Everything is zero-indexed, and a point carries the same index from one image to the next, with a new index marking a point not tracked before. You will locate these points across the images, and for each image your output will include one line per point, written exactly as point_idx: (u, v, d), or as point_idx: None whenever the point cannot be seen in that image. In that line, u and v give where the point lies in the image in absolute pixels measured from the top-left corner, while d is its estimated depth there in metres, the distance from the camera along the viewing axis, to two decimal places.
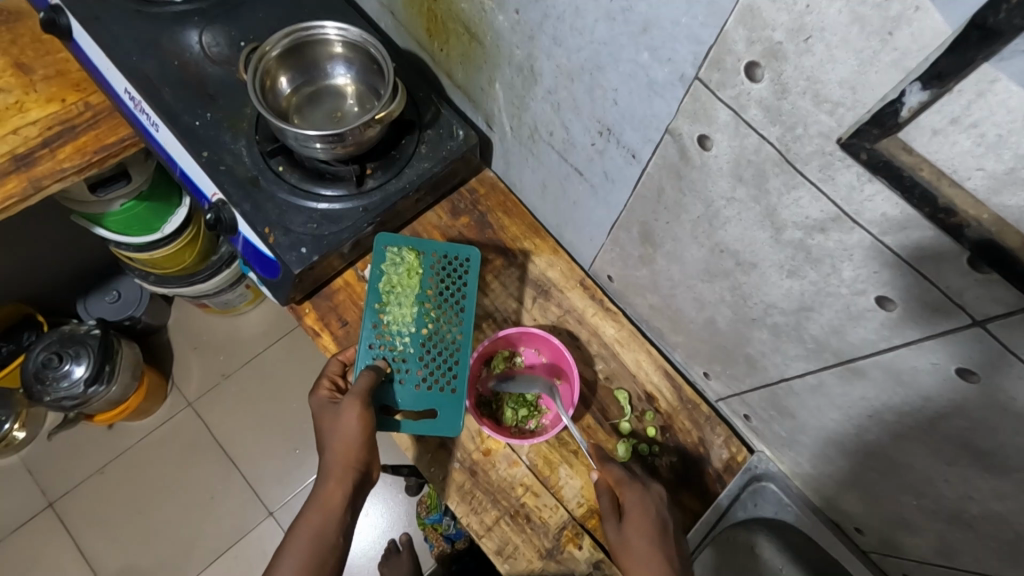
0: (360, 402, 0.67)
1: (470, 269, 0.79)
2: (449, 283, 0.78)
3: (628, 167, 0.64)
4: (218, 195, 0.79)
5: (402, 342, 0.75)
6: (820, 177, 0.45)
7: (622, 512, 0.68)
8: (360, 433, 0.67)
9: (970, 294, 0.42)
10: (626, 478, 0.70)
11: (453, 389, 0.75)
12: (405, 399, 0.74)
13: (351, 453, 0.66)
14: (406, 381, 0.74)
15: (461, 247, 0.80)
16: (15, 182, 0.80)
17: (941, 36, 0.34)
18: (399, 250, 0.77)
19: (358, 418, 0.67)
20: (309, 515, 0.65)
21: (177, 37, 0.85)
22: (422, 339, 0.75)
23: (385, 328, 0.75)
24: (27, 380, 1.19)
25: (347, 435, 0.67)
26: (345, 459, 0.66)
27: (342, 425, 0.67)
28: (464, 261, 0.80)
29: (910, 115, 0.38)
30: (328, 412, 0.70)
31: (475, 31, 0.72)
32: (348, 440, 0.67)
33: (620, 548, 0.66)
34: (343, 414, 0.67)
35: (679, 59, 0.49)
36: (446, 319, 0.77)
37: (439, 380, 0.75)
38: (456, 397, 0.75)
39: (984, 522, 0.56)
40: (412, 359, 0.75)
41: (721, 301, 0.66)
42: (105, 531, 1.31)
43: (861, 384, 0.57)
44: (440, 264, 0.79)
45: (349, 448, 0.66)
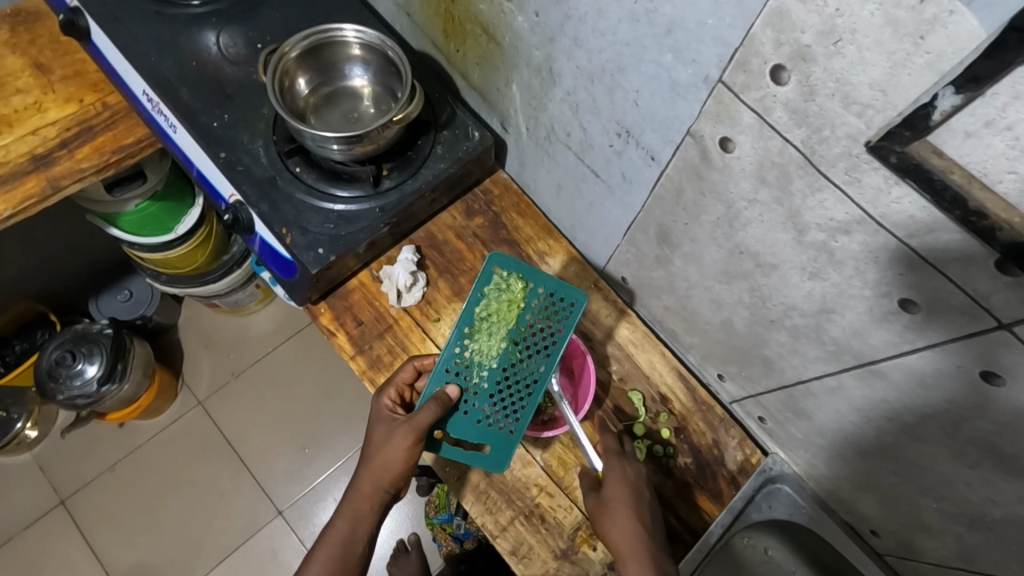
0: (410, 437, 0.68)
1: (572, 317, 0.73)
2: (546, 325, 0.73)
3: (647, 169, 0.64)
4: (236, 196, 0.79)
5: (479, 374, 0.73)
6: (846, 179, 0.45)
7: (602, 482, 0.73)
8: (400, 463, 0.69)
9: (998, 297, 0.42)
10: (614, 449, 0.75)
11: (511, 434, 0.74)
12: (460, 428, 0.73)
13: (385, 477, 0.70)
14: (469, 412, 0.73)
15: (572, 290, 0.73)
16: (35, 182, 0.80)
17: (977, 40, 0.34)
18: (507, 276, 0.72)
19: (404, 451, 0.68)
20: (342, 517, 0.72)
21: (195, 38, 0.85)
22: (499, 378, 0.73)
23: (466, 352, 0.73)
24: (40, 378, 1.19)
25: (388, 461, 0.69)
26: (379, 480, 0.70)
27: (385, 450, 0.69)
28: (569, 304, 0.73)
29: (941, 118, 0.38)
30: (380, 426, 0.72)
31: (494, 33, 0.72)
32: (386, 466, 0.69)
33: (598, 513, 0.71)
34: (390, 439, 0.69)
35: (704, 61, 0.49)
36: (530, 364, 0.73)
37: (502, 422, 0.73)
38: (512, 442, 0.74)
39: (1007, 525, 0.55)
40: (482, 393, 0.73)
41: (739, 303, 0.66)
42: (116, 528, 1.32)
43: (882, 386, 0.57)
44: (544, 302, 0.73)
45: (386, 471, 0.69)
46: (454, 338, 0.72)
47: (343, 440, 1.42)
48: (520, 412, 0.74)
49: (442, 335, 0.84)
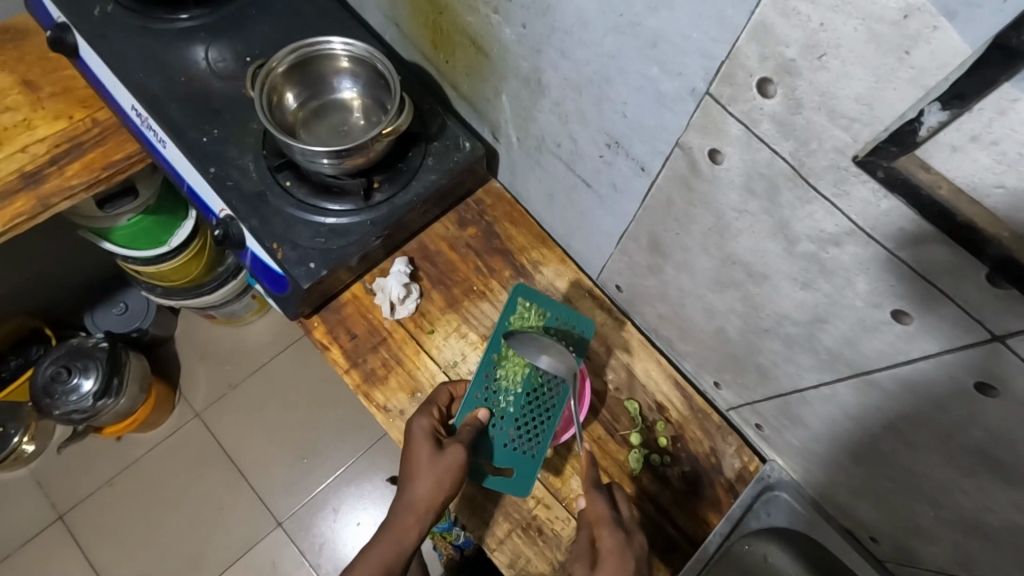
0: (465, 454, 0.69)
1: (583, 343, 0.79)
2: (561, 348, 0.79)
3: (637, 179, 0.63)
4: (225, 211, 0.79)
5: (504, 398, 0.77)
6: (834, 191, 0.45)
7: (596, 557, 0.66)
8: (454, 482, 0.68)
9: (989, 308, 0.42)
10: (608, 518, 0.67)
11: (534, 458, 0.75)
12: (487, 449, 0.75)
13: (434, 498, 0.68)
14: (494, 433, 0.75)
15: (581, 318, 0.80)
16: (24, 200, 0.80)
17: (962, 56, 0.33)
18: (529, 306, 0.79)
19: (457, 469, 0.69)
20: (379, 544, 0.67)
21: (184, 53, 0.85)
22: (522, 405, 0.77)
23: (493, 377, 0.77)
24: (35, 394, 1.19)
25: (440, 480, 0.68)
26: (426, 499, 0.68)
27: (438, 467, 0.68)
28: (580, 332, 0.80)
29: (929, 135, 0.38)
30: (426, 444, 0.70)
31: (482, 44, 0.72)
32: (439, 486, 0.68)
33: None
34: (445, 456, 0.69)
35: (690, 74, 0.48)
36: (550, 390, 0.77)
37: (524, 445, 0.75)
38: (533, 467, 0.75)
39: (1005, 534, 0.55)
40: (505, 416, 0.76)
41: (733, 312, 0.65)
42: (115, 543, 1.31)
43: (876, 395, 0.57)
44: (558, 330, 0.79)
45: (438, 491, 0.68)
46: (483, 364, 0.77)
47: (342, 451, 1.41)
48: (542, 436, 0.76)
49: (436, 347, 0.83)
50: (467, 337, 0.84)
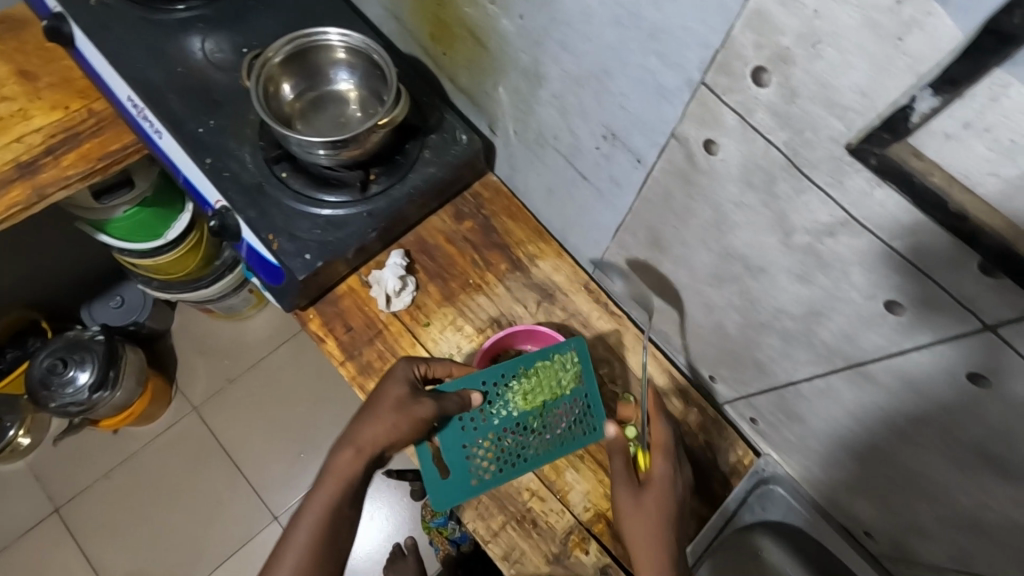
0: (431, 410, 0.68)
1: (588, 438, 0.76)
2: (574, 417, 0.76)
3: (634, 171, 0.63)
4: (222, 201, 0.79)
5: (496, 409, 0.74)
6: (830, 182, 0.45)
7: (645, 482, 0.70)
8: (411, 429, 0.67)
9: (983, 299, 0.42)
10: (670, 446, 0.72)
11: (473, 483, 0.73)
12: (446, 435, 0.73)
13: (388, 439, 0.66)
14: (459, 427, 0.74)
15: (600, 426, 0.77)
16: (20, 189, 0.80)
17: (955, 41, 0.33)
18: (570, 357, 0.77)
19: (420, 419, 0.68)
20: (324, 483, 0.66)
21: (181, 43, 0.85)
22: (505, 429, 0.75)
23: (503, 385, 0.75)
24: (31, 386, 1.19)
25: (398, 424, 0.67)
26: (377, 442, 0.66)
27: (399, 413, 0.67)
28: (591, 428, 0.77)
29: (921, 121, 0.38)
30: (394, 389, 0.69)
31: (480, 36, 0.71)
32: (395, 428, 0.66)
33: (634, 513, 0.68)
34: (409, 404, 0.68)
35: (687, 64, 0.48)
36: (535, 441, 0.75)
37: (477, 466, 0.74)
38: (466, 493, 0.73)
39: (998, 527, 0.55)
40: (485, 424, 0.74)
41: (729, 305, 0.65)
42: (111, 536, 1.31)
43: (871, 388, 0.57)
44: (580, 407, 0.77)
45: (389, 435, 0.66)
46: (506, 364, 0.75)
47: None
48: (498, 468, 0.74)
49: (432, 339, 0.83)
50: (464, 330, 0.84)
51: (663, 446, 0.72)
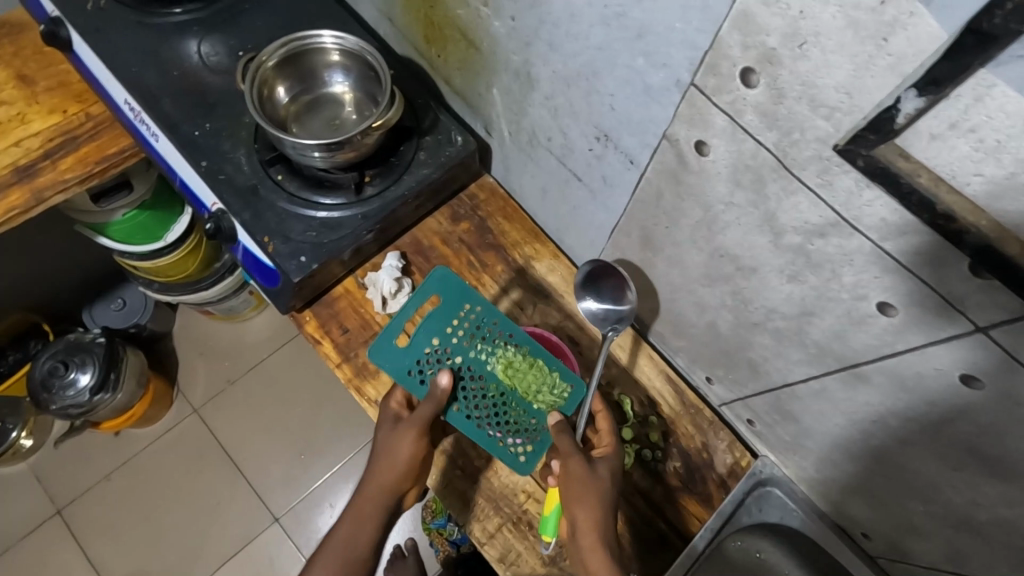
0: (427, 419, 0.71)
1: (516, 454, 0.74)
2: (524, 427, 0.75)
3: (626, 172, 0.63)
4: (218, 204, 0.79)
5: (482, 351, 0.75)
6: (819, 182, 0.45)
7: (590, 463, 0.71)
8: (422, 446, 0.72)
9: (972, 299, 0.42)
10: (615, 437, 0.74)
11: (406, 371, 0.73)
12: (426, 325, 0.74)
13: (405, 461, 0.71)
14: (438, 330, 0.74)
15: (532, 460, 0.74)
16: (18, 193, 0.80)
17: (937, 41, 0.33)
18: (564, 381, 0.75)
19: (425, 432, 0.71)
20: (346, 521, 0.72)
21: (177, 47, 0.85)
22: (471, 366, 0.74)
23: (506, 345, 0.75)
24: (32, 388, 1.19)
25: (406, 442, 0.71)
26: (384, 472, 0.71)
27: (393, 439, 0.72)
28: (524, 453, 0.74)
29: (907, 122, 0.38)
30: (400, 408, 0.74)
31: (472, 37, 0.71)
32: (406, 448, 0.71)
33: (578, 486, 0.68)
34: (411, 418, 0.71)
35: (675, 65, 0.48)
36: (484, 407, 0.74)
37: (425, 364, 0.74)
38: (392, 370, 0.73)
39: (993, 528, 0.55)
40: (464, 348, 0.75)
41: (723, 306, 0.65)
42: (113, 537, 1.32)
43: (864, 389, 0.56)
44: (535, 427, 0.75)
45: (393, 461, 0.71)
46: (517, 333, 0.75)
47: (337, 446, 1.41)
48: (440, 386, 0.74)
49: None
50: None
51: (609, 445, 0.73)
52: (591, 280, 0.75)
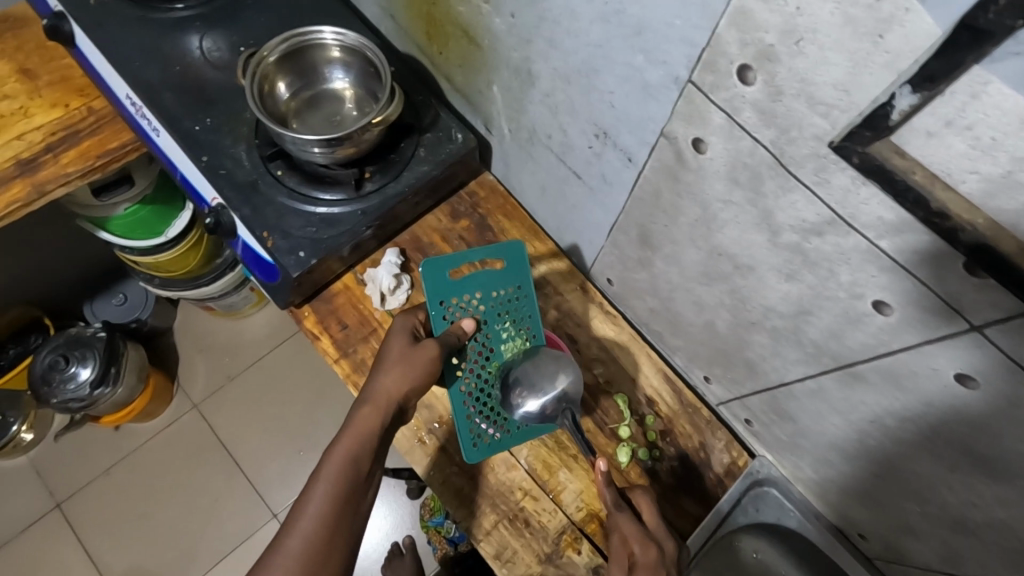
0: (437, 350, 0.69)
1: (474, 434, 0.75)
2: (497, 416, 0.77)
3: (625, 170, 0.63)
4: (218, 199, 0.79)
5: (506, 330, 0.78)
6: (815, 180, 0.45)
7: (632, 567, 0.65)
8: (421, 376, 0.68)
9: (968, 298, 0.42)
10: (638, 534, 0.67)
11: (439, 301, 0.75)
12: (480, 277, 0.77)
13: (400, 390, 0.66)
14: (484, 286, 0.77)
15: (480, 452, 0.75)
16: (20, 187, 0.80)
17: (932, 37, 0.33)
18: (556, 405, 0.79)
19: (428, 364, 0.68)
20: (343, 437, 0.62)
21: (179, 42, 0.85)
22: (490, 334, 0.77)
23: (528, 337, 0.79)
24: (34, 382, 1.20)
25: (407, 370, 0.67)
26: (392, 390, 0.66)
27: (409, 357, 0.68)
28: (479, 438, 0.76)
29: (901, 118, 0.38)
30: (398, 339, 0.70)
31: (473, 34, 0.72)
32: (406, 376, 0.67)
33: None
34: (415, 349, 0.68)
35: (673, 62, 0.48)
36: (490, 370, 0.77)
37: (456, 308, 0.76)
38: (430, 293, 0.75)
39: (989, 529, 0.55)
40: (495, 318, 0.78)
41: (720, 305, 0.65)
42: (112, 530, 1.32)
43: (861, 389, 0.56)
44: (508, 422, 0.77)
45: (404, 380, 0.66)
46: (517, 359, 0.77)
47: None
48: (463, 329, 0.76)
49: None
50: None
51: (642, 542, 0.66)
52: (541, 367, 0.77)
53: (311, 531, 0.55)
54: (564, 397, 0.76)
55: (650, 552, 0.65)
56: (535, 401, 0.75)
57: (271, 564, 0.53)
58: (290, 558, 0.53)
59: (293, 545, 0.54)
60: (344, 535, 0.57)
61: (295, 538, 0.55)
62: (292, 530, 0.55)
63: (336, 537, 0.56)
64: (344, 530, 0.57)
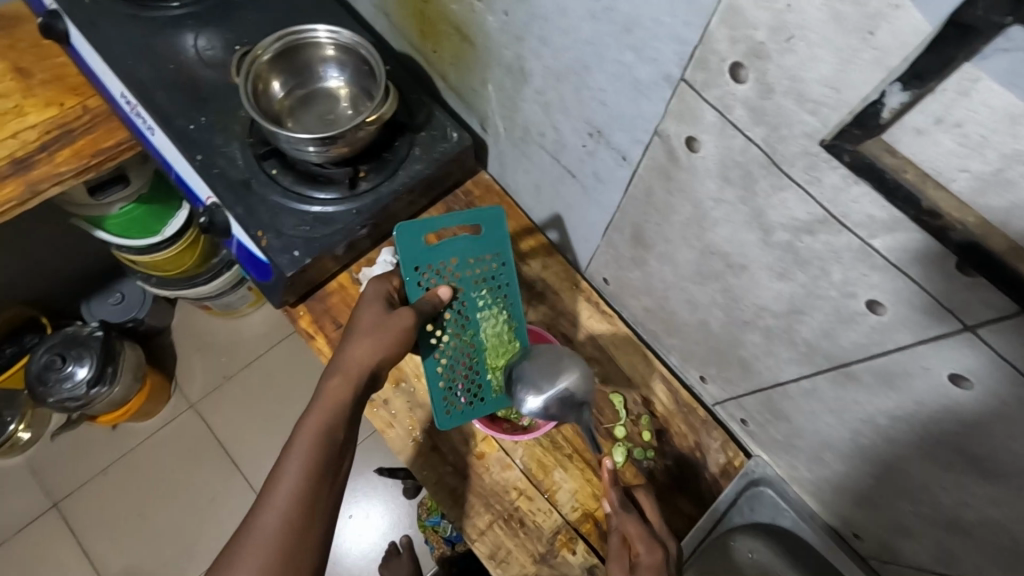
0: (411, 318, 0.67)
1: (446, 401, 0.74)
2: (471, 385, 0.75)
3: (618, 169, 0.63)
4: (212, 198, 0.79)
5: (483, 299, 0.75)
6: (807, 178, 0.45)
7: (634, 568, 0.65)
8: (394, 345, 0.66)
9: (960, 297, 0.41)
10: (644, 533, 0.66)
11: (414, 266, 0.72)
12: (457, 243, 0.74)
13: (371, 360, 0.65)
14: (461, 253, 0.74)
15: (451, 421, 0.73)
16: (14, 186, 0.80)
17: (922, 35, 0.33)
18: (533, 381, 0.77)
19: (402, 333, 0.66)
20: (315, 409, 0.61)
21: (173, 40, 0.85)
22: (466, 302, 0.74)
23: (505, 306, 0.77)
24: (29, 381, 1.19)
25: (378, 340, 0.65)
26: (363, 361, 0.64)
27: (381, 328, 0.66)
28: (451, 406, 0.74)
29: (892, 117, 0.37)
30: (370, 308, 0.68)
31: (467, 32, 0.71)
32: (377, 346, 0.65)
33: None
34: (387, 318, 0.67)
35: (664, 60, 0.48)
36: (467, 338, 0.74)
37: (431, 274, 0.73)
38: (405, 256, 0.71)
39: (983, 529, 0.54)
40: (471, 286, 0.75)
41: (714, 304, 0.65)
42: (109, 529, 1.32)
43: (855, 388, 0.56)
44: (481, 391, 0.75)
45: (375, 352, 0.65)
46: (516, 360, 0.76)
47: None
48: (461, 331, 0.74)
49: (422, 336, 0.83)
50: None
51: (646, 544, 0.66)
52: (544, 365, 0.75)
53: (286, 505, 0.54)
54: (571, 398, 0.74)
55: (656, 553, 0.65)
56: (536, 398, 0.74)
57: (246, 540, 0.52)
58: (267, 534, 0.52)
59: (268, 520, 0.53)
60: (321, 508, 0.56)
61: (269, 513, 0.53)
62: (267, 504, 0.54)
63: (313, 511, 0.55)
64: (321, 503, 0.56)
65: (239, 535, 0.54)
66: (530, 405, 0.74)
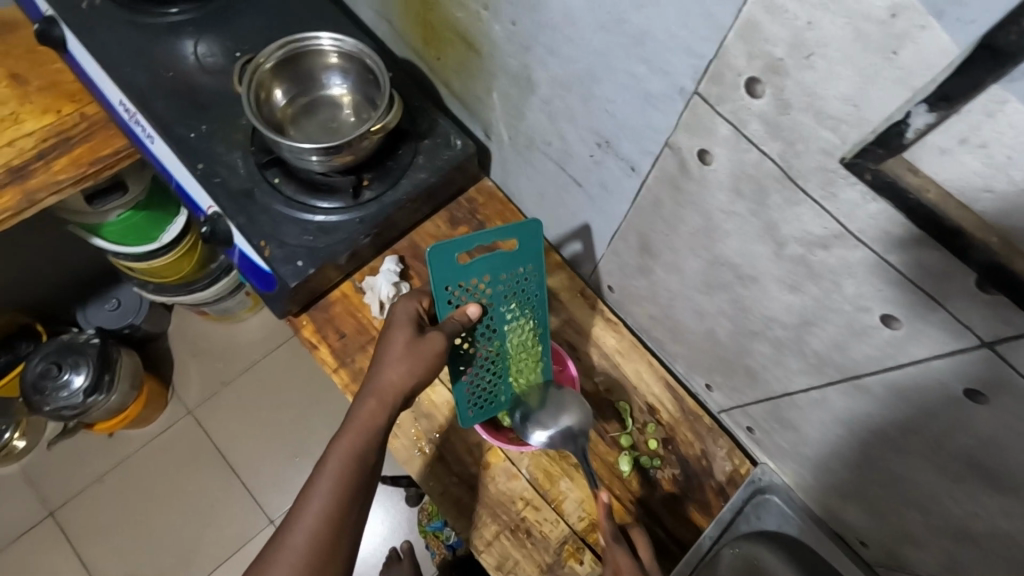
0: (443, 342, 0.66)
1: (467, 403, 0.75)
2: (492, 389, 0.76)
3: (627, 179, 0.63)
4: (213, 207, 0.78)
5: (511, 312, 0.73)
6: (822, 194, 0.44)
7: None
8: (427, 371, 0.65)
9: (977, 314, 0.41)
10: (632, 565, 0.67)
11: (445, 285, 0.69)
12: (492, 260, 0.70)
13: (405, 385, 0.64)
14: (495, 269, 0.71)
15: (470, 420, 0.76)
16: (10, 194, 0.79)
17: (949, 56, 0.33)
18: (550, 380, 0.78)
19: (433, 359, 0.65)
20: (348, 431, 0.61)
21: (172, 47, 0.84)
22: (493, 316, 0.73)
23: (531, 316, 0.75)
24: (25, 390, 1.18)
25: (411, 365, 0.64)
26: (397, 385, 0.64)
27: (414, 353, 0.65)
28: (472, 408, 0.75)
29: (916, 136, 0.37)
30: (403, 330, 0.66)
31: (472, 41, 0.71)
32: (411, 370, 0.64)
33: None
34: (421, 342, 0.65)
35: (678, 73, 0.48)
36: (492, 347, 0.74)
37: (462, 291, 0.70)
38: (435, 277, 0.68)
39: (993, 541, 0.54)
40: (501, 300, 0.73)
41: (723, 314, 0.64)
42: (106, 538, 1.31)
43: (865, 400, 0.56)
44: (501, 393, 0.77)
45: (408, 378, 0.64)
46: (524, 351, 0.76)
47: None
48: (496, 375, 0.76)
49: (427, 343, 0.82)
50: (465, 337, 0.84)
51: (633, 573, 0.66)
52: (550, 403, 0.77)
53: (316, 524, 0.55)
54: (569, 431, 0.76)
55: None
56: (541, 433, 0.76)
57: (277, 558, 0.53)
58: (297, 553, 0.53)
59: (298, 539, 0.54)
60: (348, 531, 0.56)
61: (299, 533, 0.54)
62: (297, 524, 0.55)
63: (340, 532, 0.55)
64: (350, 525, 0.56)
65: (268, 551, 0.54)
66: (536, 438, 0.77)
